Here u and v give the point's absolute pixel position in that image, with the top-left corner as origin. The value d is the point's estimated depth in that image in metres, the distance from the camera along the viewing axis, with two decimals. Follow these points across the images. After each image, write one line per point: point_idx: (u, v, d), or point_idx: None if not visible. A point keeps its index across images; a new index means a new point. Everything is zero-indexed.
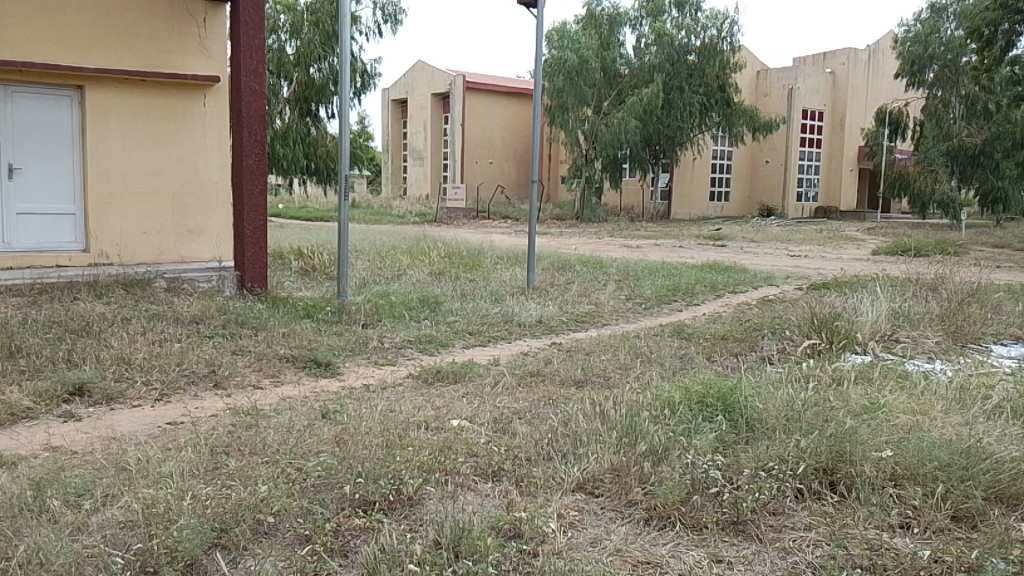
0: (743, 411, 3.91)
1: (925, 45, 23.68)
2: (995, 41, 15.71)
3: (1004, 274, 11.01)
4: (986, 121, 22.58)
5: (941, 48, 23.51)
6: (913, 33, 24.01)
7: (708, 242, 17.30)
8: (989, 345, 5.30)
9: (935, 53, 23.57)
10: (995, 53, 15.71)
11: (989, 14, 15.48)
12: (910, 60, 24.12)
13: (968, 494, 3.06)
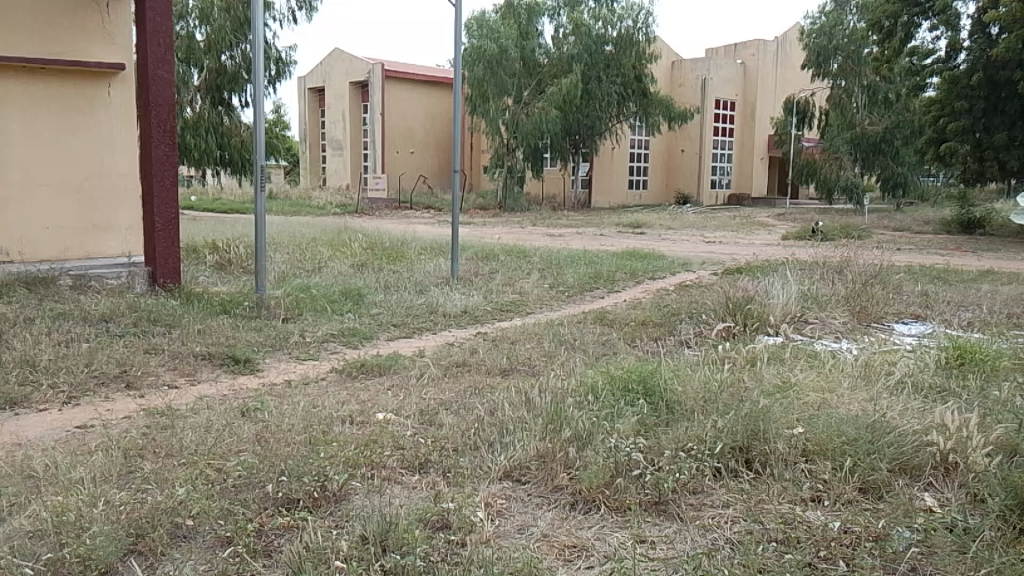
0: (662, 393, 4.02)
1: (830, 37, 24.44)
2: (895, 32, 16.60)
3: (905, 256, 11.62)
4: (886, 111, 23.73)
5: (844, 40, 24.22)
6: (819, 25, 24.73)
7: (627, 230, 17.65)
8: (890, 324, 5.59)
9: (839, 45, 24.30)
10: (895, 45, 16.52)
11: (888, 7, 16.41)
12: (815, 52, 24.90)
13: (874, 467, 3.22)
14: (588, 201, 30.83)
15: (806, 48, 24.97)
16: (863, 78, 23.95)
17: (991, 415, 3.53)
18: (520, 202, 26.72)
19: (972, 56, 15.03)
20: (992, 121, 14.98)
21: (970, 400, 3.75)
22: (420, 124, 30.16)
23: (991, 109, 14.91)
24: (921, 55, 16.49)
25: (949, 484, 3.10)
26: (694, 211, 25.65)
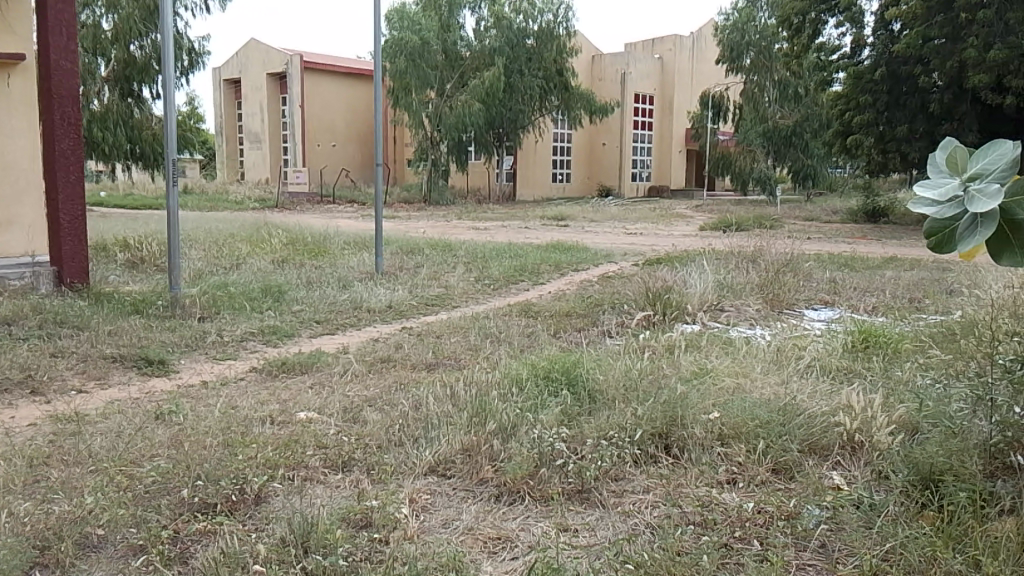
0: (584, 383, 4.07)
1: (743, 32, 24.99)
2: (804, 29, 17.32)
3: (815, 245, 12.07)
4: (796, 105, 24.66)
5: (756, 36, 24.88)
6: (732, 21, 25.29)
7: (551, 222, 17.78)
8: (802, 310, 5.80)
9: (751, 40, 24.93)
10: (803, 40, 17.17)
11: (798, 4, 17.14)
12: (729, 47, 25.41)
13: (786, 448, 3.34)
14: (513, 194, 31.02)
15: (720, 43, 25.58)
16: (775, 73, 24.79)
17: (893, 395, 3.69)
18: (445, 195, 26.59)
19: (874, 52, 15.72)
20: (893, 115, 15.70)
21: (874, 381, 3.92)
22: (342, 117, 29.68)
23: (893, 102, 15.61)
24: (828, 50, 17.15)
25: (856, 462, 3.24)
26: (617, 203, 26.08)
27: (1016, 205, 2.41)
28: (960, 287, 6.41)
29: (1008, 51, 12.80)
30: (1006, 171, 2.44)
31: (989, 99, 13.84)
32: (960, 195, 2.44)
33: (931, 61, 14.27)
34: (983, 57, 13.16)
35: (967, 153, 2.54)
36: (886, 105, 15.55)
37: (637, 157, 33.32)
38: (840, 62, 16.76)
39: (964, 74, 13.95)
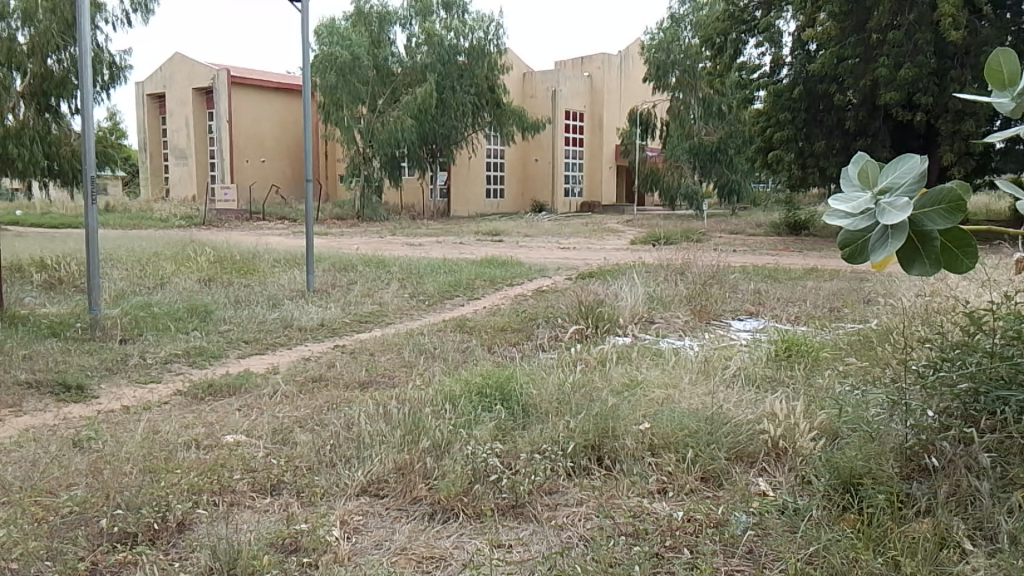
0: (517, 398, 4.08)
1: (668, 52, 25.92)
2: (725, 49, 17.89)
3: (740, 257, 12.43)
4: (720, 121, 25.44)
5: (681, 55, 25.75)
6: (657, 41, 26.22)
7: (485, 238, 17.83)
8: (728, 321, 5.94)
9: (676, 59, 25.80)
10: (726, 60, 17.76)
11: (719, 24, 17.73)
12: (655, 66, 26.31)
13: (714, 456, 3.41)
14: (447, 210, 31.05)
15: (646, 62, 26.30)
16: (699, 91, 25.56)
17: (814, 402, 3.81)
18: (379, 211, 26.39)
19: (793, 71, 16.35)
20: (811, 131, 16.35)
21: (796, 390, 4.04)
22: (271, 132, 29.26)
23: (811, 119, 16.26)
24: (750, 69, 17.80)
25: (780, 468, 3.32)
26: (549, 219, 26.37)
27: (924, 216, 2.52)
28: (876, 296, 6.68)
29: (916, 70, 13.46)
30: (914, 185, 2.57)
31: (900, 116, 14.52)
32: (871, 208, 2.56)
33: (845, 80, 14.95)
34: (894, 76, 13.80)
35: (877, 167, 2.66)
36: (804, 122, 16.18)
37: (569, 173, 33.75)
38: (761, 80, 17.40)
39: (876, 92, 14.65)
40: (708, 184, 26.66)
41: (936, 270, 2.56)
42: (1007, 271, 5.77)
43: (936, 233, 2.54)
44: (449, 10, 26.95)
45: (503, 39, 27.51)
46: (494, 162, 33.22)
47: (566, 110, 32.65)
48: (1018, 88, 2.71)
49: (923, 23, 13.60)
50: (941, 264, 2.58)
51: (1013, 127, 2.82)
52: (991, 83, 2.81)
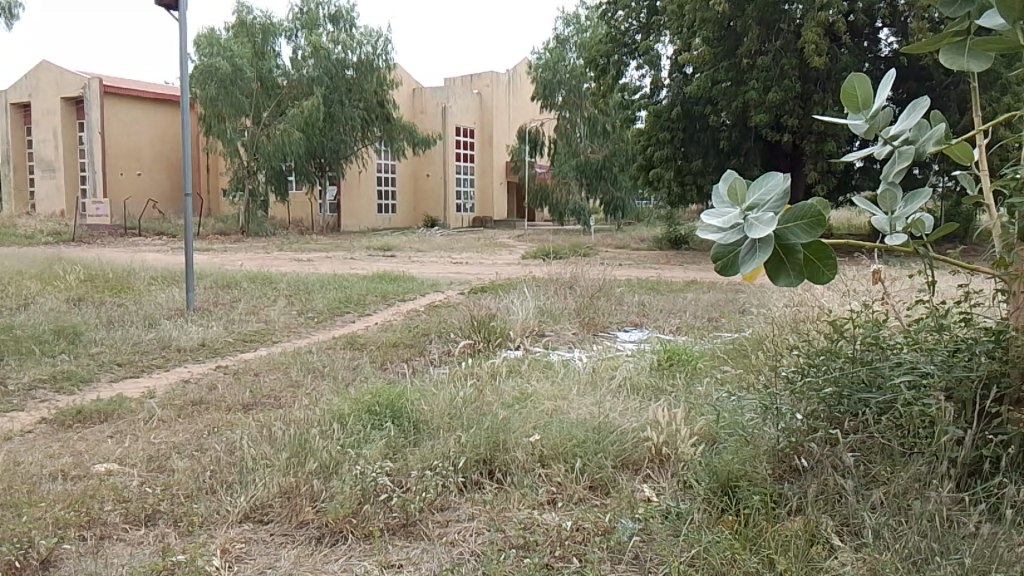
0: (407, 414, 4.05)
1: (554, 71, 26.73)
2: (608, 70, 18.71)
3: (625, 270, 12.83)
4: (605, 140, 26.28)
5: (566, 75, 26.62)
6: (543, 61, 27.01)
7: (377, 253, 17.64)
8: (614, 332, 6.10)
9: (562, 79, 26.62)
10: (610, 81, 18.59)
11: (603, 47, 18.65)
12: (542, 85, 27.05)
13: (601, 465, 3.50)
14: (337, 225, 30.56)
15: (534, 81, 26.94)
16: (585, 110, 26.34)
17: (695, 409, 3.97)
18: (264, 226, 25.65)
19: (671, 92, 17.15)
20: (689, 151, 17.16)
21: (677, 397, 4.20)
22: (148, 145, 27.96)
23: (689, 139, 17.10)
24: (631, 91, 18.64)
25: (663, 474, 3.44)
26: (441, 234, 26.40)
27: (787, 231, 2.69)
28: (750, 306, 7.04)
29: (782, 94, 14.37)
30: (777, 202, 2.73)
31: (770, 136, 15.43)
32: (740, 223, 2.71)
33: (719, 103, 15.81)
34: (763, 98, 14.67)
35: (744, 184, 2.81)
36: (682, 142, 16.99)
37: (461, 189, 33.92)
38: (642, 101, 18.14)
39: (747, 114, 15.54)
40: (594, 201, 27.44)
41: (800, 281, 2.73)
42: (865, 281, 6.20)
43: (800, 247, 2.70)
44: (335, 25, 26.52)
45: (391, 54, 27.48)
46: (386, 177, 32.99)
47: (457, 126, 32.85)
48: (870, 111, 2.93)
49: (789, 51, 14.55)
50: (805, 275, 2.74)
51: (868, 147, 3.06)
52: (847, 105, 3.02)
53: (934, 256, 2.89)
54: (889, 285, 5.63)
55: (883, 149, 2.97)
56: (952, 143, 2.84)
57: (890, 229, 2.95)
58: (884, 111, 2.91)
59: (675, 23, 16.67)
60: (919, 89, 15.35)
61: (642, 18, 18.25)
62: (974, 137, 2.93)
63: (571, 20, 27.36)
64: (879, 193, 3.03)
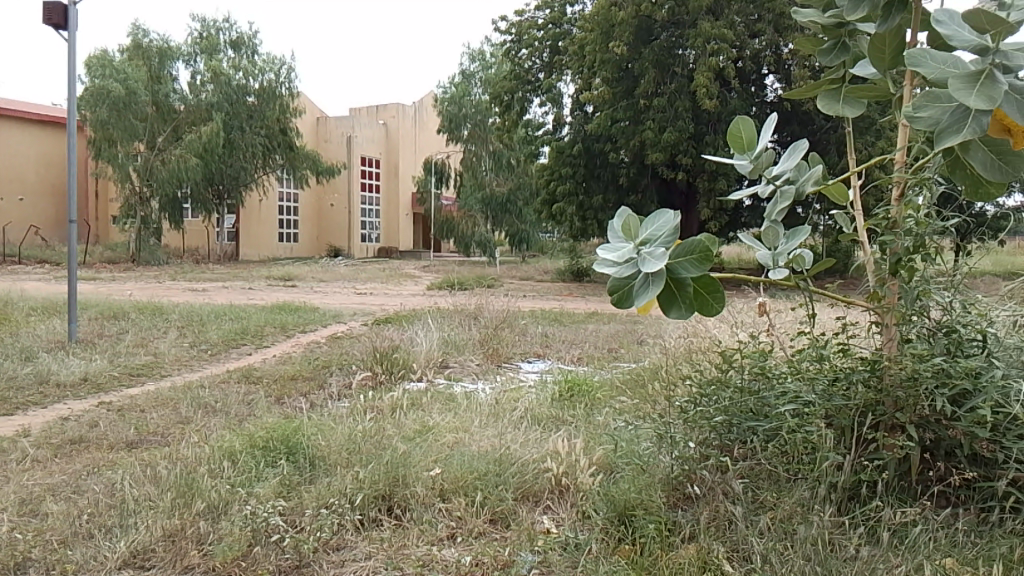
0: (303, 450, 3.93)
1: (460, 105, 27.02)
2: (513, 106, 19.31)
3: (526, 301, 13.01)
4: (510, 173, 26.73)
5: (472, 109, 26.97)
6: (450, 94, 27.35)
7: (278, 283, 17.24)
8: (518, 363, 6.14)
9: (468, 113, 26.96)
10: (513, 116, 19.25)
11: (508, 84, 19.23)
12: (449, 118, 27.15)
13: (501, 497, 3.48)
14: (237, 254, 29.73)
15: (440, 113, 27.23)
16: (490, 144, 26.79)
17: (594, 438, 4.03)
18: (157, 254, 24.72)
19: (573, 129, 17.70)
20: (590, 186, 17.67)
21: (577, 427, 4.24)
22: (32, 168, 26.52)
23: (590, 175, 17.62)
24: (534, 126, 19.32)
25: (564, 505, 3.45)
26: (345, 264, 26.10)
27: (678, 265, 2.76)
28: (647, 337, 7.24)
29: (676, 134, 15.03)
30: (670, 237, 2.81)
31: (666, 174, 16.07)
32: (633, 257, 2.79)
33: (618, 141, 16.43)
34: (659, 138, 15.32)
35: (638, 220, 2.90)
36: (583, 177, 17.49)
37: (366, 219, 33.66)
38: (545, 137, 18.77)
39: (645, 152, 16.16)
40: (498, 233, 27.77)
41: (690, 313, 2.82)
42: (751, 313, 6.48)
43: (689, 280, 2.79)
44: (237, 50, 26.36)
45: (295, 82, 27.31)
46: (287, 206, 32.41)
47: (362, 156, 32.71)
48: (754, 152, 3.08)
49: (682, 93, 15.29)
50: (694, 307, 2.83)
51: (753, 186, 3.21)
52: (734, 147, 3.19)
53: (814, 290, 3.05)
54: (772, 318, 5.92)
55: (767, 188, 3.12)
56: (830, 183, 2.99)
57: (773, 264, 3.09)
58: (767, 152, 3.08)
59: (576, 63, 17.27)
60: (802, 132, 16.35)
61: (544, 58, 19.00)
62: (848, 178, 3.12)
63: (477, 56, 28.11)
64: (763, 230, 3.18)
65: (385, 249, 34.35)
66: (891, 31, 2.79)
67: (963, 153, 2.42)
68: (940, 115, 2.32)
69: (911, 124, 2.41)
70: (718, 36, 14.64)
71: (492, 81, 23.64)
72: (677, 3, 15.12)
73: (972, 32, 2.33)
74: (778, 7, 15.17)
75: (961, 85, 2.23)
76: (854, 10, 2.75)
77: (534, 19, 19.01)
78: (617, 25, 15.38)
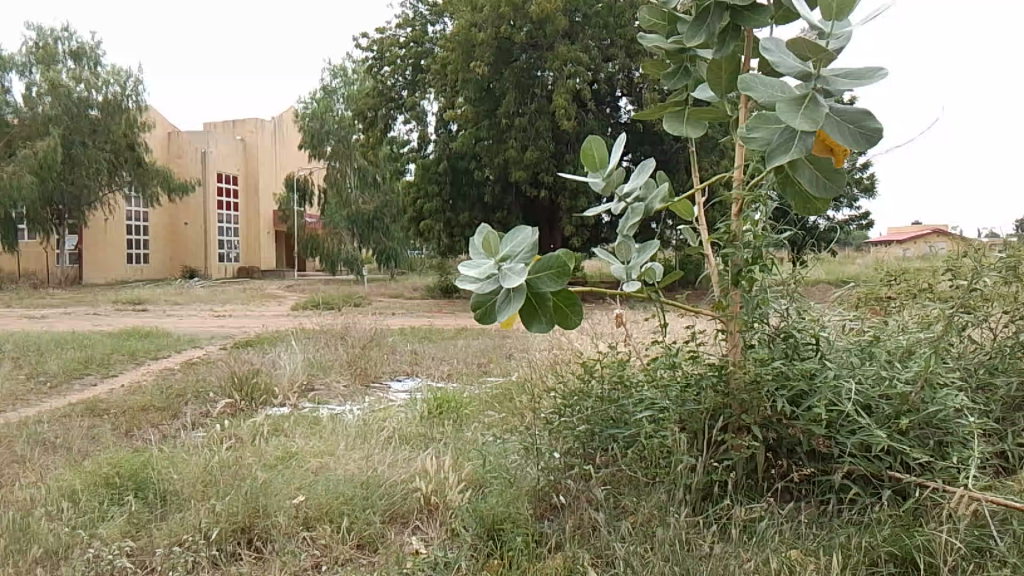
0: (153, 485, 3.72)
1: (322, 122, 27.04)
2: (376, 123, 19.19)
3: (392, 319, 12.89)
4: (375, 191, 26.67)
5: (334, 126, 27.08)
6: (312, 110, 27.40)
7: (126, 307, 16.20)
8: (387, 382, 6.06)
9: (330, 129, 26.99)
10: (377, 133, 19.11)
11: (371, 100, 19.10)
12: (310, 134, 27.10)
13: (369, 521, 3.39)
14: (77, 279, 27.93)
15: (301, 130, 26.84)
16: (354, 161, 26.68)
17: (462, 454, 4.02)
18: None
19: (438, 147, 17.80)
20: (456, 204, 17.77)
21: (447, 444, 4.22)
22: None
23: (456, 193, 17.74)
24: (399, 144, 19.29)
25: (432, 524, 3.40)
26: (202, 286, 24.91)
27: (537, 280, 2.79)
28: (515, 350, 7.35)
29: (538, 152, 15.43)
30: (529, 253, 2.83)
31: (529, 191, 16.44)
32: (495, 273, 2.81)
33: (482, 159, 16.66)
34: (521, 156, 15.66)
35: (497, 237, 2.92)
36: (449, 195, 17.58)
37: (223, 238, 32.35)
38: (410, 154, 18.77)
39: (508, 170, 16.46)
40: (365, 250, 27.42)
41: (551, 326, 2.88)
42: (608, 324, 6.71)
43: (548, 293, 2.84)
44: (77, 61, 25.09)
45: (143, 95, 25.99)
46: (136, 225, 30.64)
47: (218, 173, 31.48)
48: (606, 170, 3.21)
49: (542, 113, 15.76)
50: (553, 321, 2.89)
51: (606, 204, 3.33)
52: (586, 165, 3.29)
53: (665, 302, 3.19)
54: (629, 328, 6.15)
55: (618, 205, 3.24)
56: (674, 200, 3.16)
57: (626, 277, 3.21)
58: (618, 170, 3.21)
59: (438, 82, 17.43)
60: (654, 152, 17.21)
61: (407, 76, 19.04)
62: (692, 196, 3.29)
63: (338, 73, 29.26)
64: (616, 245, 3.29)
65: (244, 268, 33.07)
66: (727, 58, 2.96)
67: (791, 170, 2.61)
68: (770, 135, 2.50)
69: (746, 144, 2.58)
70: (573, 59, 15.27)
71: (354, 98, 23.50)
72: (534, 26, 15.68)
73: (796, 59, 2.52)
74: (628, 33, 15.98)
75: (788, 108, 2.42)
76: (694, 36, 2.86)
77: (395, 37, 19.10)
78: (477, 46, 15.73)
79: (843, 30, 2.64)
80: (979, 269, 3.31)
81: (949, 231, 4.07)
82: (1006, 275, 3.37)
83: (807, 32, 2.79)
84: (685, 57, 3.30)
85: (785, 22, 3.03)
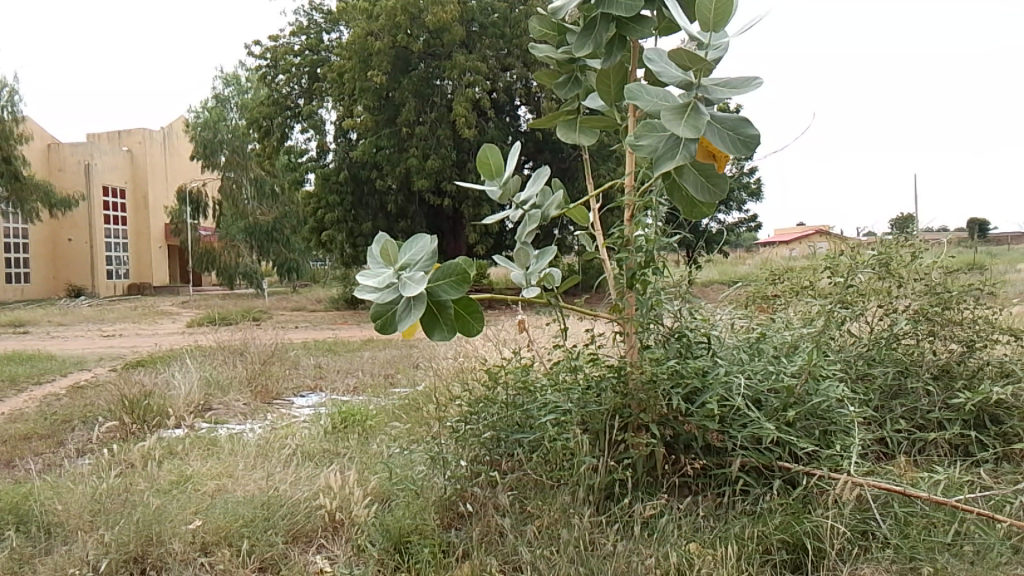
0: (36, 518, 3.52)
1: (215, 131, 26.49)
2: (272, 132, 18.76)
3: (294, 333, 12.58)
4: (273, 201, 26.16)
5: (228, 135, 26.38)
6: (204, 120, 26.71)
7: (6, 330, 15.19)
8: (290, 398, 5.92)
9: (224, 139, 26.30)
10: (274, 142, 18.64)
11: (266, 109, 18.69)
12: (203, 144, 26.37)
13: (270, 542, 3.27)
14: None
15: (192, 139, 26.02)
16: (251, 171, 26.06)
17: (367, 467, 3.97)
18: None
19: (338, 156, 17.56)
20: (359, 213, 17.53)
21: (351, 458, 4.16)
22: None
23: (358, 203, 17.52)
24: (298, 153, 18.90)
25: (337, 541, 3.32)
26: (89, 305, 23.61)
27: (437, 288, 2.78)
28: (420, 360, 7.32)
29: (439, 161, 15.46)
30: (427, 262, 2.81)
31: (433, 200, 16.40)
32: (394, 282, 2.77)
33: (384, 168, 16.53)
34: (423, 165, 15.61)
35: (395, 245, 2.87)
36: (352, 205, 17.31)
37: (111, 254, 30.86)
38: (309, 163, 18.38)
39: (410, 179, 16.37)
40: (265, 263, 26.76)
41: (452, 334, 2.86)
42: (510, 330, 6.77)
43: (448, 302, 2.82)
44: None
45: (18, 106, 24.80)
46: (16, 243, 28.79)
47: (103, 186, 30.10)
48: (503, 177, 3.24)
49: (443, 121, 15.80)
50: (455, 329, 2.87)
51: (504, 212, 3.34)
52: (483, 173, 3.31)
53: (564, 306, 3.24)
54: (531, 334, 6.24)
55: (516, 213, 3.27)
56: (571, 206, 3.20)
57: (526, 283, 3.23)
58: (514, 178, 3.24)
59: (336, 90, 17.22)
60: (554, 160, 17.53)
61: (303, 84, 18.74)
62: (588, 202, 3.36)
63: (231, 82, 28.32)
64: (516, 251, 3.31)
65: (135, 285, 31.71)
66: (615, 67, 3.03)
67: (678, 175, 2.69)
68: (657, 142, 2.57)
69: (634, 151, 2.64)
70: (471, 68, 15.42)
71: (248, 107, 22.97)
72: (431, 35, 15.78)
73: (679, 68, 2.60)
74: (524, 42, 16.28)
75: (671, 115, 2.49)
76: (581, 46, 2.92)
77: (290, 44, 18.76)
78: (374, 54, 15.63)
79: (720, 41, 2.74)
80: (854, 266, 3.54)
81: (829, 232, 4.31)
82: (877, 271, 3.62)
83: (687, 44, 2.89)
84: (575, 67, 3.37)
85: (666, 33, 3.14)
